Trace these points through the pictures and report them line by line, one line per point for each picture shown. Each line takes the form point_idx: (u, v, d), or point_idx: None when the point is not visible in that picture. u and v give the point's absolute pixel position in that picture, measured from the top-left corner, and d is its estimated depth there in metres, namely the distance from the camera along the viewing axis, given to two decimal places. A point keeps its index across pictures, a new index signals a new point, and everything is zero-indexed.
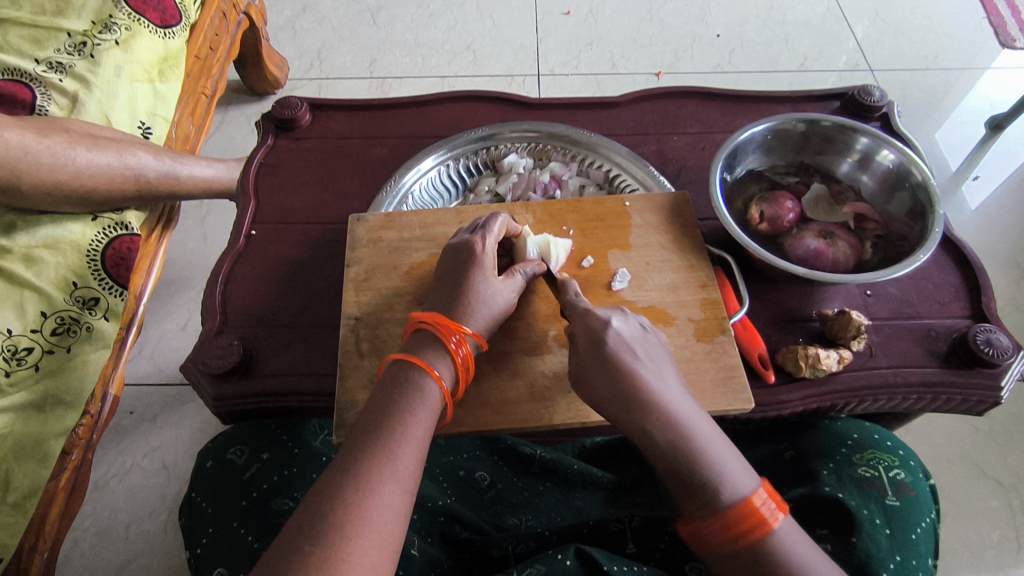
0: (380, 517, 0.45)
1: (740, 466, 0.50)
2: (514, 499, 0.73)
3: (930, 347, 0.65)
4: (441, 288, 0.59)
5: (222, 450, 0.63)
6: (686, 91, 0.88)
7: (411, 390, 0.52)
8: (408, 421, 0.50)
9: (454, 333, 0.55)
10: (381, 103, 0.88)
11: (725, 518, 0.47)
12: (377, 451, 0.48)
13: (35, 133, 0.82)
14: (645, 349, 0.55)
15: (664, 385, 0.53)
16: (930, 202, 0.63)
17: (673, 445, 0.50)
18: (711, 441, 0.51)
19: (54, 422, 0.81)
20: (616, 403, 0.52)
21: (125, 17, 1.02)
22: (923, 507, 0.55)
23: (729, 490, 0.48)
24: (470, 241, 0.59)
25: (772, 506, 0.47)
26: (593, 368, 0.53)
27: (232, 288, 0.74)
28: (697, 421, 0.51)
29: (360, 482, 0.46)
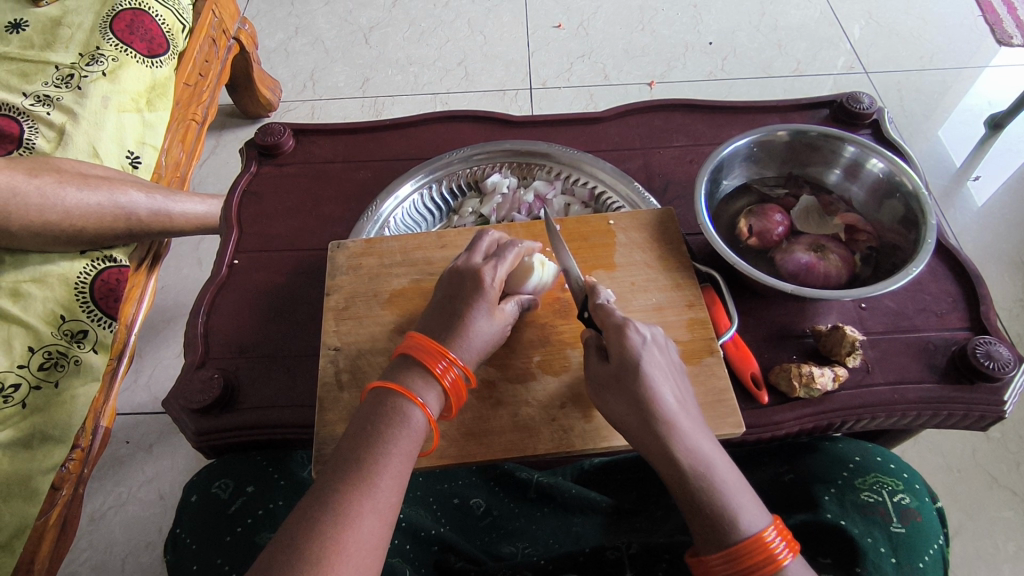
0: (359, 554, 0.43)
1: (755, 501, 0.48)
2: (511, 526, 0.70)
3: (928, 361, 0.63)
4: (434, 312, 0.56)
5: (207, 484, 0.62)
6: (673, 103, 0.86)
7: (394, 419, 0.50)
8: (390, 451, 0.48)
9: (442, 358, 0.52)
10: (364, 126, 0.88)
11: (734, 554, 0.45)
12: (359, 482, 0.46)
13: (24, 174, 0.83)
14: (670, 370, 0.52)
15: (685, 410, 0.50)
16: (922, 212, 0.61)
17: (693, 470, 0.48)
18: (728, 473, 0.48)
19: (43, 458, 0.79)
20: (641, 426, 0.50)
21: (112, 48, 1.02)
22: (930, 534, 0.52)
23: (741, 523, 0.46)
24: (481, 268, 0.56)
25: (783, 545, 0.45)
26: (622, 388, 0.51)
27: (214, 319, 0.73)
28: (718, 453, 0.49)
29: (338, 517, 0.44)
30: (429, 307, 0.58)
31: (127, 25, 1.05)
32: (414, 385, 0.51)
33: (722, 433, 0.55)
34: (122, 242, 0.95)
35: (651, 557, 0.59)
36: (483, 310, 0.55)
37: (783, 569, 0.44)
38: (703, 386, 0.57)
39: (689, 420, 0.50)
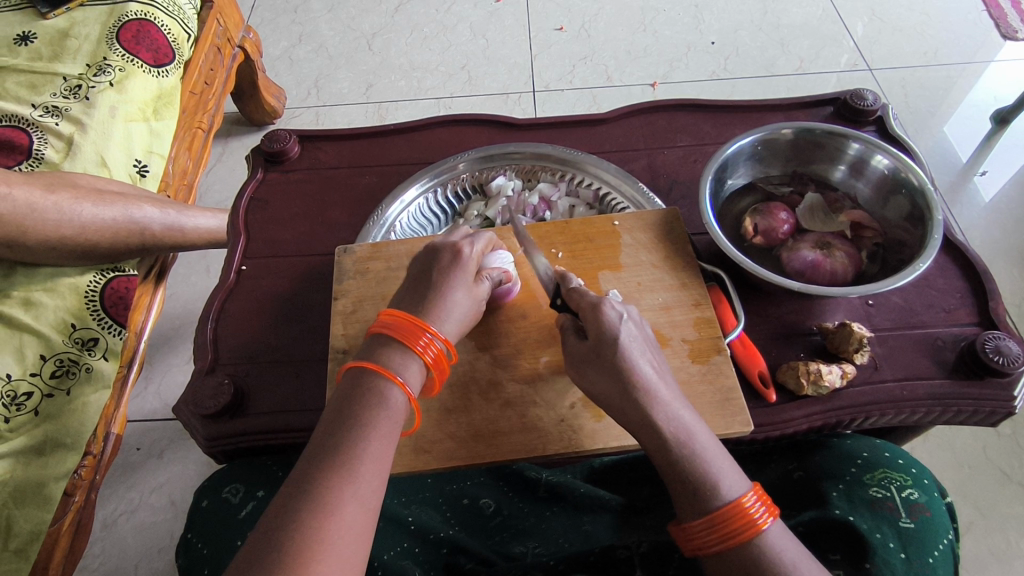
0: (342, 541, 0.43)
1: (733, 469, 0.49)
2: (521, 526, 0.70)
3: (937, 356, 0.63)
4: (410, 287, 0.58)
5: (217, 491, 0.62)
6: (676, 103, 0.87)
7: (373, 401, 0.50)
8: (370, 435, 0.48)
9: (423, 334, 0.54)
10: (369, 131, 0.88)
11: (716, 519, 0.46)
12: (339, 467, 0.46)
13: (42, 190, 0.82)
14: (648, 346, 0.53)
15: (664, 383, 0.51)
16: (928, 207, 0.61)
17: (674, 440, 0.49)
18: (708, 442, 0.49)
19: (55, 465, 0.79)
20: (620, 399, 0.51)
21: (119, 58, 1.03)
22: (940, 528, 0.52)
23: (721, 489, 0.47)
24: (458, 243, 0.59)
25: (763, 509, 0.46)
26: (603, 363, 0.51)
27: (223, 325, 0.73)
28: (698, 424, 0.50)
29: (320, 504, 0.43)
30: (404, 281, 0.59)
31: (133, 35, 1.05)
32: (393, 363, 0.52)
33: (730, 432, 0.55)
34: (129, 258, 0.95)
35: (661, 555, 0.60)
36: (460, 285, 0.57)
37: (763, 531, 0.45)
38: (711, 386, 0.57)
39: (668, 393, 0.51)
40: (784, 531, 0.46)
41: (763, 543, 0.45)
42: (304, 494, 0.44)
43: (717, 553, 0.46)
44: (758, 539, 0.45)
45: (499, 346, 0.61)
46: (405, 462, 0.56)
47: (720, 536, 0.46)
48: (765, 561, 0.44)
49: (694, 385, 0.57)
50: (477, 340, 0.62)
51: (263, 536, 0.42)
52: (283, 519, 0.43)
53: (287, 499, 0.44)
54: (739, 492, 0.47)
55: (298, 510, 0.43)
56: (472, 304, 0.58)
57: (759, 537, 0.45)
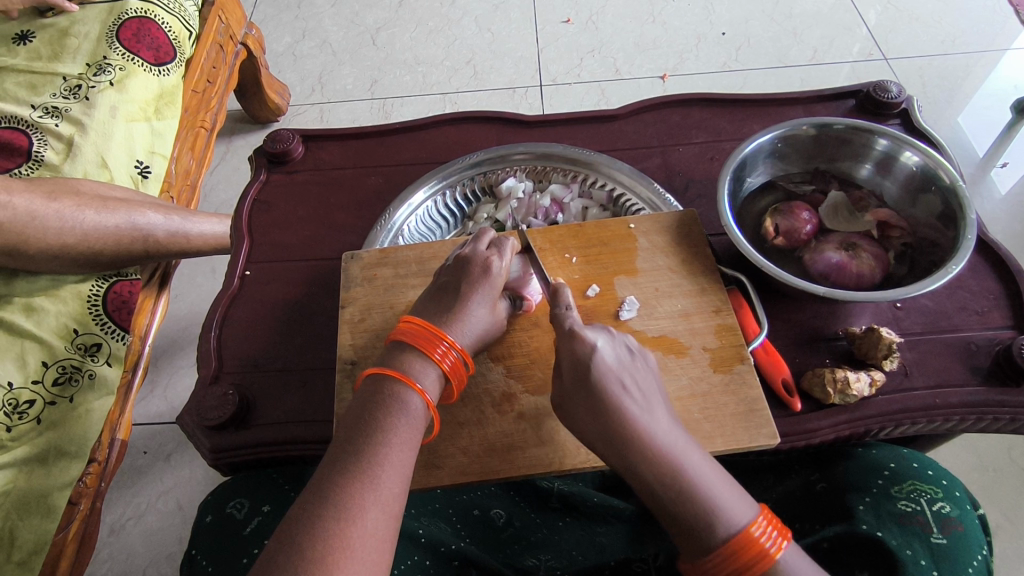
0: (365, 546, 0.42)
1: (737, 492, 0.47)
2: (533, 538, 0.68)
3: (970, 362, 0.60)
4: (430, 298, 0.56)
5: (222, 504, 0.60)
6: (691, 98, 0.84)
7: (393, 404, 0.49)
8: (391, 439, 0.47)
9: (439, 342, 0.52)
10: (374, 130, 0.86)
11: (728, 553, 0.43)
12: (359, 475, 0.45)
13: (44, 197, 0.81)
14: (634, 378, 0.50)
15: (652, 416, 0.49)
16: (962, 207, 0.58)
17: (664, 481, 0.46)
18: (705, 473, 0.47)
19: (60, 473, 0.78)
20: (604, 438, 0.49)
21: (119, 57, 1.01)
22: (974, 544, 0.49)
23: (724, 523, 0.45)
24: (487, 255, 0.57)
25: (775, 536, 0.44)
26: (583, 405, 0.50)
27: (227, 332, 0.71)
28: (692, 454, 0.47)
29: (340, 511, 0.43)
30: (425, 292, 0.57)
31: (133, 34, 1.03)
32: (411, 370, 0.51)
33: (756, 445, 0.53)
34: (133, 266, 0.93)
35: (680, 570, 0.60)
36: (483, 299, 0.55)
37: (776, 560, 0.43)
38: (734, 397, 0.55)
39: (657, 427, 0.48)
40: (798, 555, 0.44)
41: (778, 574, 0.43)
42: (312, 518, 0.42)
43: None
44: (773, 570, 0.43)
45: (512, 356, 0.59)
46: (417, 478, 0.54)
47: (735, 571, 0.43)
48: None
49: (717, 396, 0.55)
50: (489, 350, 0.59)
51: (269, 561, 0.41)
52: (293, 542, 0.41)
53: (293, 524, 0.42)
54: (747, 520, 0.45)
55: (307, 534, 0.41)
56: (493, 321, 0.56)
57: (775, 566, 0.43)
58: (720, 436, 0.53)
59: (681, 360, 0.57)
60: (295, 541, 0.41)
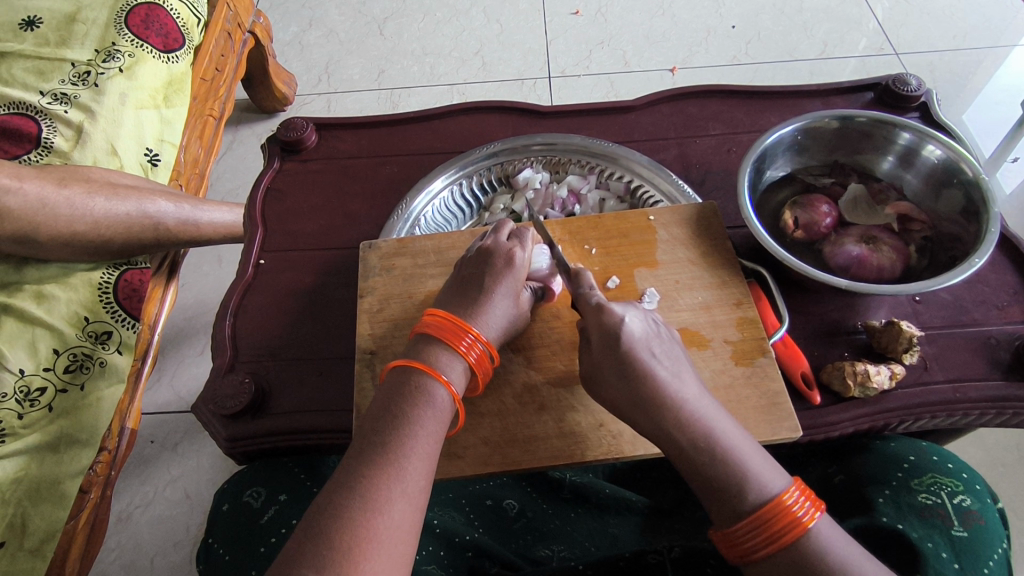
0: (391, 538, 0.42)
1: (769, 461, 0.47)
2: (545, 529, 0.67)
3: (990, 356, 0.60)
4: (453, 290, 0.56)
5: (239, 493, 0.60)
6: (708, 89, 0.83)
7: (419, 398, 0.48)
8: (417, 432, 0.47)
9: (465, 334, 0.52)
10: (388, 119, 0.85)
11: (759, 520, 0.43)
12: (386, 465, 0.44)
13: (54, 184, 0.80)
14: (662, 347, 0.51)
15: (682, 382, 0.49)
16: (984, 201, 0.58)
17: (696, 444, 0.47)
18: (736, 439, 0.47)
19: (70, 461, 0.77)
20: (633, 404, 0.49)
21: (128, 43, 0.99)
22: (994, 538, 0.48)
23: (755, 489, 0.45)
24: (510, 246, 0.56)
25: (807, 505, 0.43)
26: (612, 372, 0.50)
27: (242, 320, 0.71)
28: (722, 419, 0.48)
29: (366, 502, 0.42)
30: (448, 283, 0.57)
31: (142, 20, 1.02)
32: (437, 362, 0.51)
33: (778, 438, 0.53)
34: (144, 254, 0.92)
35: (695, 560, 0.57)
36: (506, 291, 0.55)
37: (809, 528, 0.43)
38: (757, 389, 0.55)
39: (688, 392, 0.49)
40: (830, 526, 0.44)
41: (810, 542, 0.42)
42: (339, 507, 0.42)
43: (763, 557, 0.43)
44: (804, 537, 0.42)
45: (533, 347, 0.59)
46: (438, 468, 0.54)
47: (766, 538, 0.43)
48: (813, 561, 0.42)
49: (739, 389, 0.55)
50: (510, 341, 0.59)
51: (298, 550, 0.41)
52: (321, 531, 0.41)
53: (321, 513, 0.42)
54: (778, 488, 0.45)
55: (335, 523, 0.41)
56: (516, 312, 0.56)
57: (806, 534, 0.42)
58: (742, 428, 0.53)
59: (702, 352, 0.57)
60: (323, 529, 0.41)
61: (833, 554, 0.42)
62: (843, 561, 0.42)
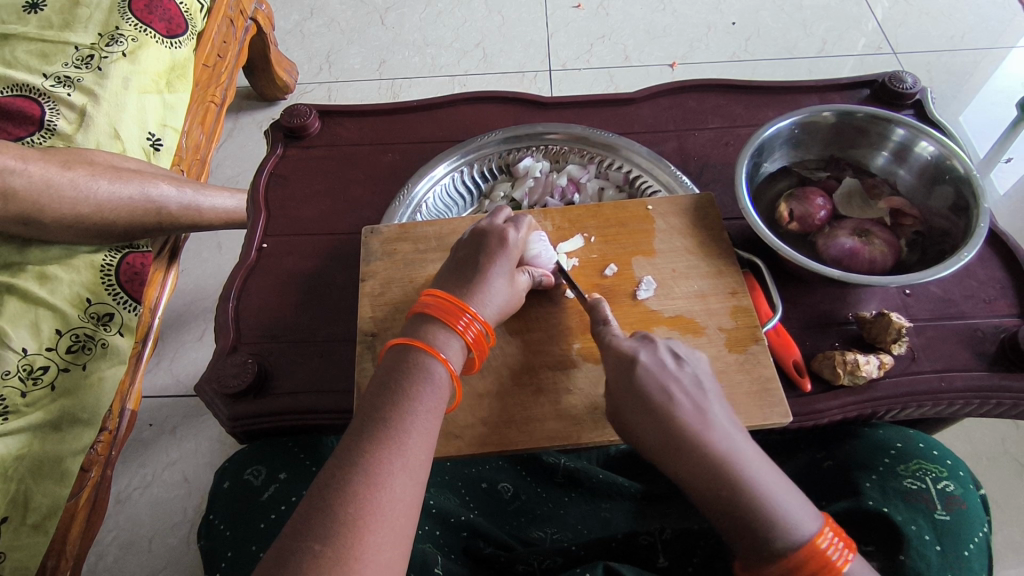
0: (393, 511, 0.43)
1: (801, 501, 0.47)
2: (539, 511, 0.69)
3: (977, 348, 0.61)
4: (452, 270, 0.57)
5: (239, 471, 0.61)
6: (707, 83, 0.84)
7: (418, 374, 0.50)
8: (417, 408, 0.48)
9: (462, 313, 0.53)
10: (390, 107, 0.86)
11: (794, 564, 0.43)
12: (387, 440, 0.46)
13: (58, 166, 0.81)
14: (689, 381, 0.51)
15: (712, 420, 0.49)
16: (974, 197, 0.60)
17: (725, 485, 0.47)
18: (767, 478, 0.47)
19: (73, 439, 0.78)
20: (660, 443, 0.50)
21: (131, 28, 1.00)
22: (975, 522, 0.50)
23: (789, 531, 0.44)
24: (504, 227, 0.58)
25: (842, 548, 0.43)
26: (633, 412, 0.51)
27: (245, 302, 0.72)
28: (754, 459, 0.48)
29: (368, 475, 0.44)
30: (445, 264, 0.59)
31: (145, 5, 1.03)
32: (435, 340, 0.52)
33: (769, 423, 0.54)
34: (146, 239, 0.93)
35: (683, 543, 0.59)
36: (503, 272, 0.56)
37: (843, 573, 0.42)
38: (748, 375, 0.56)
39: (719, 432, 0.49)
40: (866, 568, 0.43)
41: None
42: (343, 481, 0.44)
43: None
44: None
45: (531, 331, 0.60)
46: (437, 447, 0.55)
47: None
48: None
49: (731, 375, 0.56)
50: (508, 325, 0.61)
51: (304, 520, 0.42)
52: (325, 504, 0.42)
53: (325, 487, 0.44)
54: (812, 531, 0.45)
55: (339, 496, 0.43)
56: (513, 293, 0.57)
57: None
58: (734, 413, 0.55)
59: (697, 339, 0.58)
60: (327, 502, 0.43)
61: None
62: None
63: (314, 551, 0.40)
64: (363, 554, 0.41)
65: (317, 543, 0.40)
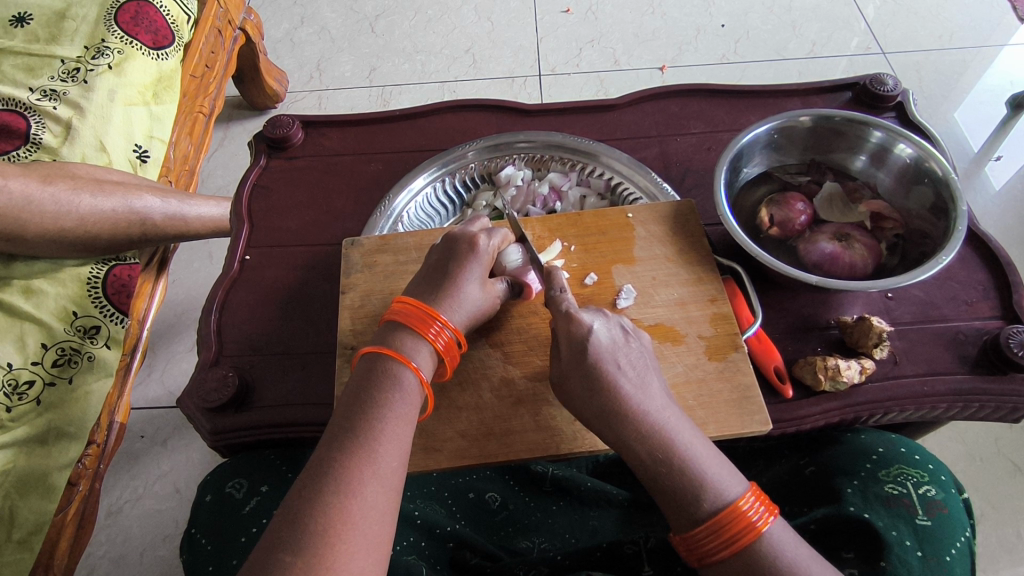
0: (365, 520, 0.43)
1: (727, 468, 0.49)
2: (527, 521, 0.68)
3: (958, 351, 0.61)
4: (425, 278, 0.57)
5: (221, 484, 0.61)
6: (690, 88, 0.84)
7: (387, 383, 0.50)
8: (387, 416, 0.48)
9: (432, 321, 0.53)
10: (374, 117, 0.86)
11: (716, 526, 0.45)
12: (358, 449, 0.46)
13: (39, 182, 0.80)
14: (629, 356, 0.52)
15: (646, 394, 0.50)
16: (952, 199, 0.59)
17: (656, 455, 0.48)
18: (695, 447, 0.49)
19: (59, 454, 0.78)
20: (599, 415, 0.51)
21: (117, 40, 0.99)
22: (958, 527, 0.49)
23: (712, 499, 0.46)
24: (475, 234, 0.57)
25: (762, 510, 0.46)
26: (579, 384, 0.51)
27: (227, 314, 0.72)
28: (682, 428, 0.49)
29: (340, 485, 0.44)
30: (419, 272, 0.58)
31: (131, 17, 1.02)
32: (405, 348, 0.52)
33: (749, 432, 0.54)
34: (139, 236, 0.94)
35: (669, 552, 0.58)
36: (474, 276, 0.56)
37: (762, 534, 0.45)
38: (729, 384, 0.56)
39: (652, 407, 0.50)
40: (784, 528, 0.46)
41: (763, 545, 0.44)
42: (315, 492, 0.43)
43: (721, 560, 0.45)
44: (758, 542, 0.44)
45: (510, 343, 0.60)
46: (416, 460, 0.55)
47: (723, 542, 0.45)
48: (768, 565, 0.44)
49: (712, 384, 0.56)
50: (488, 336, 0.61)
51: (276, 532, 0.42)
52: (298, 521, 0.42)
53: (297, 497, 0.44)
54: (735, 495, 0.47)
55: (311, 507, 0.42)
56: (486, 299, 0.57)
57: (761, 539, 0.45)
58: (714, 421, 0.54)
59: (676, 347, 0.58)
60: (298, 513, 0.42)
61: (785, 557, 0.44)
62: (794, 565, 0.43)
63: (286, 564, 0.40)
64: (335, 564, 0.40)
65: (288, 555, 0.40)
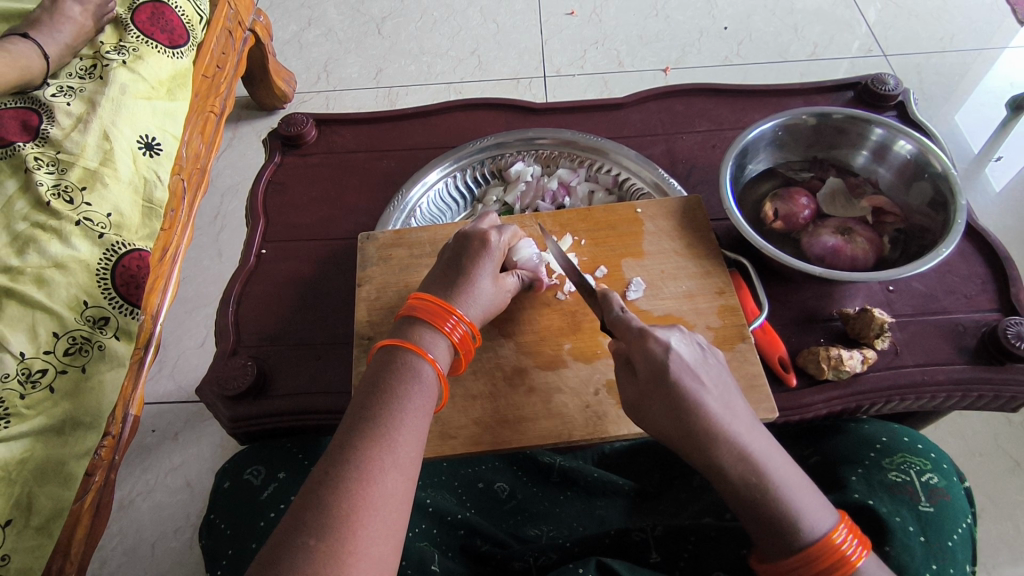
0: (385, 506, 0.44)
1: (816, 495, 0.47)
2: (535, 509, 0.70)
3: (958, 342, 0.63)
4: (440, 274, 0.59)
5: (239, 471, 0.62)
6: (695, 88, 0.86)
7: (406, 374, 0.52)
8: (405, 406, 0.50)
9: (449, 315, 0.55)
10: (386, 116, 0.88)
11: (808, 558, 0.44)
12: (377, 438, 0.47)
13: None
14: (710, 374, 0.50)
15: (731, 415, 0.48)
16: (952, 193, 0.61)
17: (745, 482, 0.46)
18: (784, 475, 0.46)
19: (75, 443, 0.79)
20: (682, 438, 0.49)
21: (134, 40, 1.02)
22: (959, 513, 0.51)
23: (805, 529, 0.45)
24: (486, 230, 0.59)
25: (857, 545, 0.43)
26: (660, 403, 0.49)
27: (244, 306, 0.74)
28: (770, 454, 0.47)
29: (359, 470, 0.45)
30: (434, 267, 0.60)
31: (148, 17, 1.05)
32: (422, 341, 0.54)
33: (756, 419, 0.56)
34: (156, 207, 0.94)
35: (677, 534, 0.59)
36: (487, 272, 0.58)
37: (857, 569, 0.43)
38: (735, 372, 0.58)
39: (736, 426, 0.48)
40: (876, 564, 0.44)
41: None
42: (336, 477, 0.45)
43: None
44: None
45: (522, 333, 0.62)
46: (432, 446, 0.57)
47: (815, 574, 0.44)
48: None
49: None
50: (500, 326, 0.62)
51: (296, 515, 0.43)
52: (322, 500, 0.43)
53: (319, 483, 0.45)
54: (827, 527, 0.45)
55: (333, 492, 0.44)
56: (497, 294, 0.59)
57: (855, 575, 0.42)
58: None
59: None
60: (321, 497, 0.44)
61: None
62: None
63: (308, 544, 0.41)
64: (355, 546, 0.42)
65: (311, 537, 0.41)
